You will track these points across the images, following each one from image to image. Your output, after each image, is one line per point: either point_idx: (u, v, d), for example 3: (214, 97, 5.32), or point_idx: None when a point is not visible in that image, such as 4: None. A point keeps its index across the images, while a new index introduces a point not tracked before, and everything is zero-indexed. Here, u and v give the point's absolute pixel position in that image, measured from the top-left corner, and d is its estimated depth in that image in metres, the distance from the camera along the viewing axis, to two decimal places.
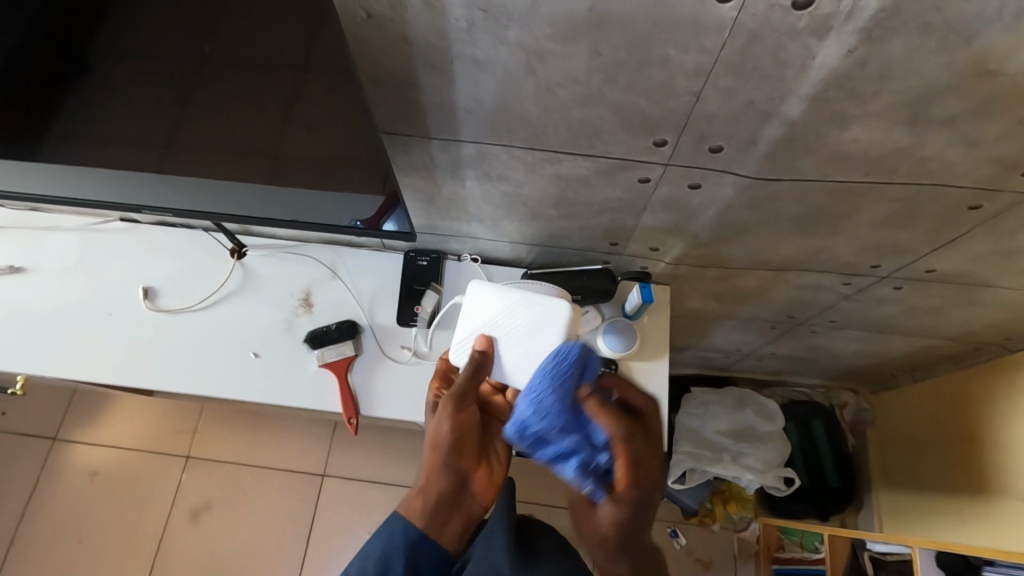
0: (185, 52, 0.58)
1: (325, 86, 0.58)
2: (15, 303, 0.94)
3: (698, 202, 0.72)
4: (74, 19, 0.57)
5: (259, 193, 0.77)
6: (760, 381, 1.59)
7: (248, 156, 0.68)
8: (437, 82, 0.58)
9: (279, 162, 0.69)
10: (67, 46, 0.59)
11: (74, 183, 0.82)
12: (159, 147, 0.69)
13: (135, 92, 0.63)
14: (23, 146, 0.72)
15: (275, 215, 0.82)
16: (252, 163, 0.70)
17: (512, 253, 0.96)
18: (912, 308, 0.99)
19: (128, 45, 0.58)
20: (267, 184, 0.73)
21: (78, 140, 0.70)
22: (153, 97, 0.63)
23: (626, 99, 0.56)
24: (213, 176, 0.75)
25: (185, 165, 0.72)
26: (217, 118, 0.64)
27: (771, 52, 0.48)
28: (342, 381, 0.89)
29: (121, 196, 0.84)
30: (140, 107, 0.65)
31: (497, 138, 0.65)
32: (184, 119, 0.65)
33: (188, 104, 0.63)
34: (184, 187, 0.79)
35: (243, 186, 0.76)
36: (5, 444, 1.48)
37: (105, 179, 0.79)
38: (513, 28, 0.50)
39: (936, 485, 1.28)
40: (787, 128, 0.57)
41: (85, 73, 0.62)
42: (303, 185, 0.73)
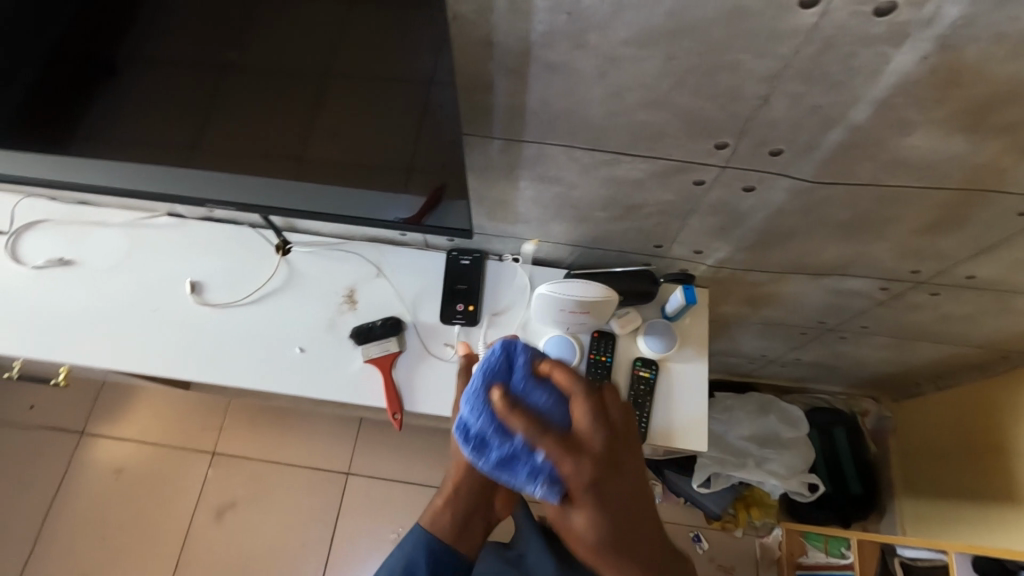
0: (211, 58, 0.66)
1: (343, 92, 0.65)
2: (63, 294, 0.96)
3: (749, 205, 0.74)
4: (106, 28, 0.66)
5: (292, 190, 0.81)
6: (781, 388, 1.60)
7: (272, 154, 0.75)
8: (511, 83, 0.60)
9: (302, 161, 0.75)
10: (99, 54, 0.68)
11: (117, 177, 0.86)
12: (183, 147, 0.77)
13: (159, 92, 0.71)
14: (53, 139, 0.80)
15: (317, 210, 0.86)
16: (276, 162, 0.76)
17: (553, 254, 0.98)
18: (946, 315, 1.00)
19: (159, 49, 0.66)
20: (295, 182, 0.79)
21: (114, 136, 0.77)
22: (176, 98, 0.71)
23: (694, 102, 0.58)
24: (260, 171, 0.79)
25: (207, 164, 0.79)
26: (237, 117, 0.72)
27: (844, 59, 0.51)
28: (387, 377, 0.90)
29: (163, 188, 0.87)
30: (167, 110, 0.73)
31: (560, 139, 0.67)
32: (210, 126, 0.73)
33: (209, 103, 0.71)
34: (211, 188, 0.85)
35: (271, 183, 0.81)
36: (32, 438, 1.49)
37: (136, 174, 0.85)
38: (594, 32, 0.53)
39: (961, 493, 1.29)
40: (850, 133, 0.59)
41: (111, 76, 0.70)
42: (328, 187, 0.79)
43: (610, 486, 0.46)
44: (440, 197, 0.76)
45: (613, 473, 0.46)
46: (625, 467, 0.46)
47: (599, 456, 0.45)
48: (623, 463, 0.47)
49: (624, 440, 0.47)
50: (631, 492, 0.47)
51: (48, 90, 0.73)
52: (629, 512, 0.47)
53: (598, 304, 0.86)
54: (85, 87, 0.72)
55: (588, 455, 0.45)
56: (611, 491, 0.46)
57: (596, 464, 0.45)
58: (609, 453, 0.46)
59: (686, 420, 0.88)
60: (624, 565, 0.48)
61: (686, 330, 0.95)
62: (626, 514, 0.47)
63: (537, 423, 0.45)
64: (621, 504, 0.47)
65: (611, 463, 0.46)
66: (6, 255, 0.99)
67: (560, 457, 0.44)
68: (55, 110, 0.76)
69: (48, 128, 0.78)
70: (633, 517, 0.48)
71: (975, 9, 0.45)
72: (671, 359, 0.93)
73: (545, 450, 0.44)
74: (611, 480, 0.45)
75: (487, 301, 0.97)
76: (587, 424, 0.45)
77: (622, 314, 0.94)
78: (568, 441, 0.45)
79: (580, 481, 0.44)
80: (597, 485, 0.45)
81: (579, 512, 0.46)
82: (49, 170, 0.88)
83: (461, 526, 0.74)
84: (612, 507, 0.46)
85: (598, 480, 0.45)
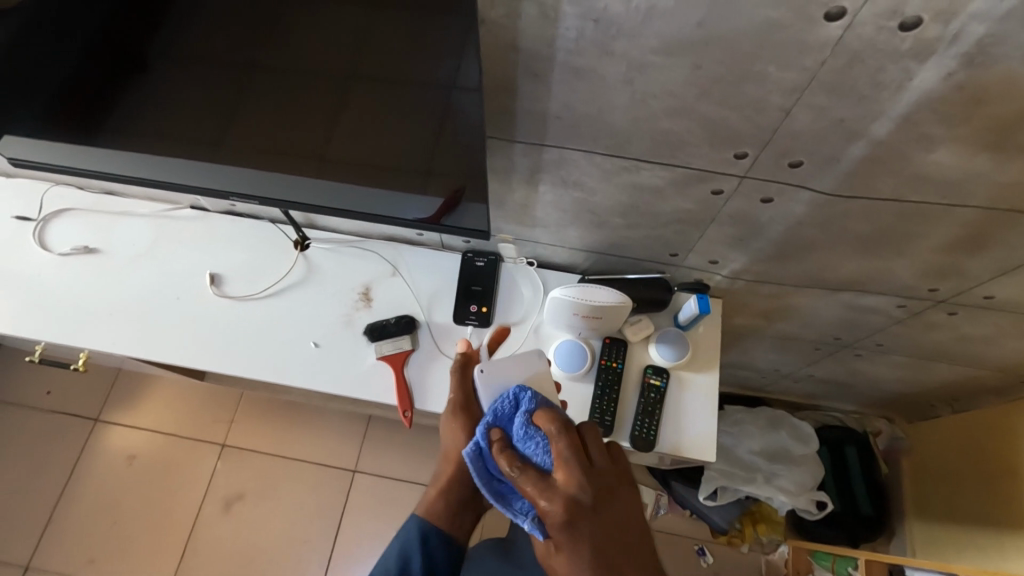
0: (248, 56, 0.67)
1: (368, 93, 0.66)
2: (87, 281, 0.98)
3: (767, 216, 0.74)
4: (145, 23, 0.67)
5: (315, 188, 0.83)
6: (793, 404, 1.59)
7: (299, 152, 0.76)
8: (536, 88, 0.61)
9: (326, 159, 0.77)
10: (139, 48, 0.70)
11: (146, 169, 0.88)
12: (211, 141, 0.78)
13: (194, 87, 0.72)
14: (87, 129, 0.82)
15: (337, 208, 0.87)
16: (302, 160, 0.78)
17: (568, 259, 0.99)
18: (964, 336, 0.98)
19: (196, 44, 0.68)
20: (317, 179, 0.80)
21: (145, 128, 0.79)
22: (210, 93, 0.72)
23: (717, 112, 0.59)
24: (283, 167, 0.80)
25: (233, 158, 0.81)
26: (265, 114, 0.73)
27: (870, 73, 0.51)
28: (399, 374, 0.91)
29: (188, 181, 0.89)
30: (198, 105, 0.74)
31: (581, 144, 0.68)
32: (232, 119, 0.75)
33: (241, 99, 0.72)
34: (231, 182, 0.86)
35: (294, 180, 0.83)
36: (48, 423, 1.52)
37: (162, 167, 0.86)
38: (621, 39, 0.53)
39: (973, 518, 1.26)
40: (873, 147, 0.59)
41: (148, 70, 0.72)
42: (347, 186, 0.80)
43: (587, 525, 0.51)
44: (458, 199, 0.77)
45: (594, 514, 0.52)
46: (612, 504, 0.53)
47: (576, 495, 0.52)
48: (598, 505, 0.52)
49: (603, 495, 0.53)
50: (609, 532, 0.51)
51: (86, 81, 0.75)
52: (609, 536, 0.51)
53: (613, 309, 0.86)
54: (121, 81, 0.74)
55: (563, 493, 0.52)
56: (586, 529, 0.51)
57: (574, 501, 0.52)
58: (594, 492, 0.53)
59: (695, 431, 0.88)
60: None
61: (700, 340, 0.94)
62: (608, 549, 0.51)
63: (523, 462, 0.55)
64: (597, 547, 0.50)
65: (595, 502, 0.52)
66: (35, 240, 1.02)
67: (538, 493, 0.53)
68: (92, 102, 0.78)
69: (84, 119, 0.81)
70: (621, 551, 0.51)
71: (1003, 27, 0.45)
72: (682, 368, 0.93)
73: (529, 489, 0.53)
74: (595, 516, 0.52)
75: (501, 303, 0.98)
76: (567, 465, 0.54)
77: (636, 322, 0.94)
78: (545, 478, 0.54)
79: (553, 519, 0.51)
80: (573, 522, 0.51)
81: (560, 552, 0.51)
82: (81, 161, 0.90)
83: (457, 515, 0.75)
84: (586, 547, 0.50)
85: (573, 520, 0.51)
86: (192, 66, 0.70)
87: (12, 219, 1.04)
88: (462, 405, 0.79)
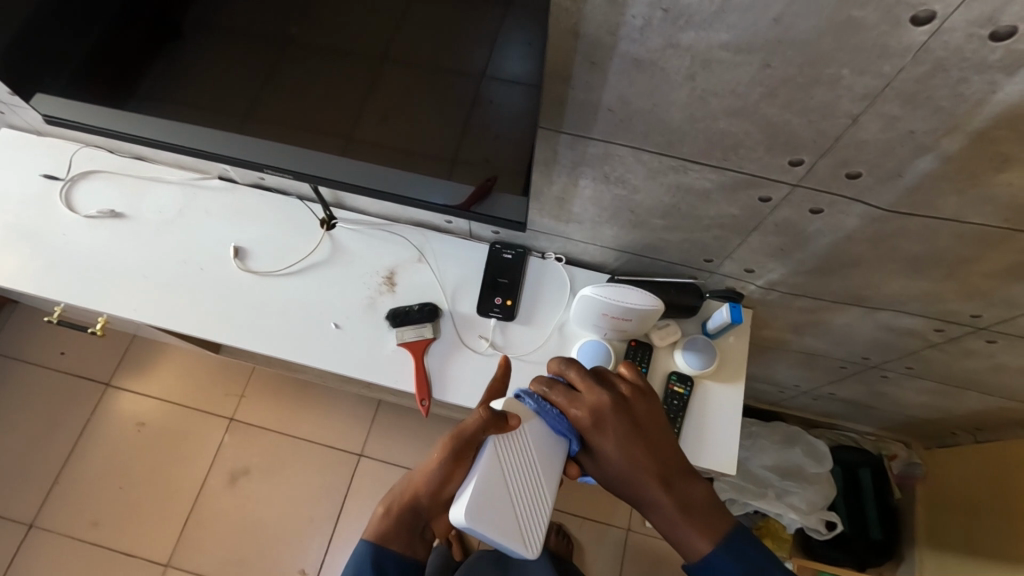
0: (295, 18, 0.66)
1: (405, 76, 0.66)
2: (111, 244, 0.97)
3: (816, 228, 0.71)
4: None
5: (338, 164, 0.82)
6: (808, 421, 1.56)
7: (328, 125, 0.76)
8: (591, 78, 0.59)
9: (357, 134, 0.75)
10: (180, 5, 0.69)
11: (170, 133, 0.87)
12: (244, 106, 0.78)
13: (231, 46, 0.72)
14: (119, 87, 0.82)
15: (358, 183, 0.84)
16: (331, 133, 0.77)
17: (598, 258, 0.96)
18: (1001, 365, 0.95)
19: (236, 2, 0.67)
20: (342, 155, 0.79)
21: (177, 87, 0.79)
22: (248, 55, 0.72)
23: (779, 114, 0.56)
24: (310, 140, 0.79)
25: (261, 127, 0.80)
26: (301, 81, 0.72)
27: (951, 83, 0.49)
28: (419, 362, 0.89)
29: (207, 146, 0.87)
30: (235, 68, 0.74)
31: (629, 140, 0.65)
32: (264, 93, 0.76)
33: (278, 64, 0.72)
34: (255, 152, 0.85)
35: (317, 154, 0.81)
36: (59, 384, 1.52)
37: (187, 132, 0.86)
38: (688, 31, 0.51)
39: (990, 551, 1.22)
40: (940, 163, 0.56)
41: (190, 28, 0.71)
42: (374, 167, 0.80)
43: (618, 421, 0.60)
44: (489, 188, 0.76)
45: (616, 418, 0.61)
46: (625, 401, 0.62)
47: (583, 417, 0.61)
48: (595, 406, 0.61)
49: (603, 405, 0.61)
50: (627, 429, 0.60)
51: (123, 36, 0.75)
52: (628, 438, 0.60)
53: (642, 312, 0.84)
54: (162, 48, 0.75)
55: (589, 404, 0.61)
56: (613, 425, 0.60)
57: (603, 411, 0.61)
58: (607, 402, 0.61)
59: (715, 443, 0.86)
60: (640, 481, 0.59)
61: (727, 350, 0.92)
62: (632, 442, 0.60)
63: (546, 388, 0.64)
64: (624, 438, 0.60)
65: (604, 413, 0.61)
66: (62, 200, 1.01)
67: (567, 406, 0.62)
68: (128, 64, 0.78)
69: (119, 83, 0.81)
70: (631, 437, 0.60)
71: None
72: (708, 378, 0.90)
73: (560, 405, 0.62)
74: (612, 418, 0.60)
75: (526, 297, 0.95)
76: (583, 383, 0.62)
77: (663, 327, 0.92)
78: (571, 397, 0.62)
79: (584, 425, 0.61)
80: (602, 417, 0.61)
81: (602, 435, 0.61)
82: (110, 125, 0.90)
83: (410, 541, 0.65)
84: (619, 446, 0.60)
85: (599, 425, 0.61)
86: (232, 41, 0.71)
87: (40, 177, 1.04)
88: (452, 451, 0.62)
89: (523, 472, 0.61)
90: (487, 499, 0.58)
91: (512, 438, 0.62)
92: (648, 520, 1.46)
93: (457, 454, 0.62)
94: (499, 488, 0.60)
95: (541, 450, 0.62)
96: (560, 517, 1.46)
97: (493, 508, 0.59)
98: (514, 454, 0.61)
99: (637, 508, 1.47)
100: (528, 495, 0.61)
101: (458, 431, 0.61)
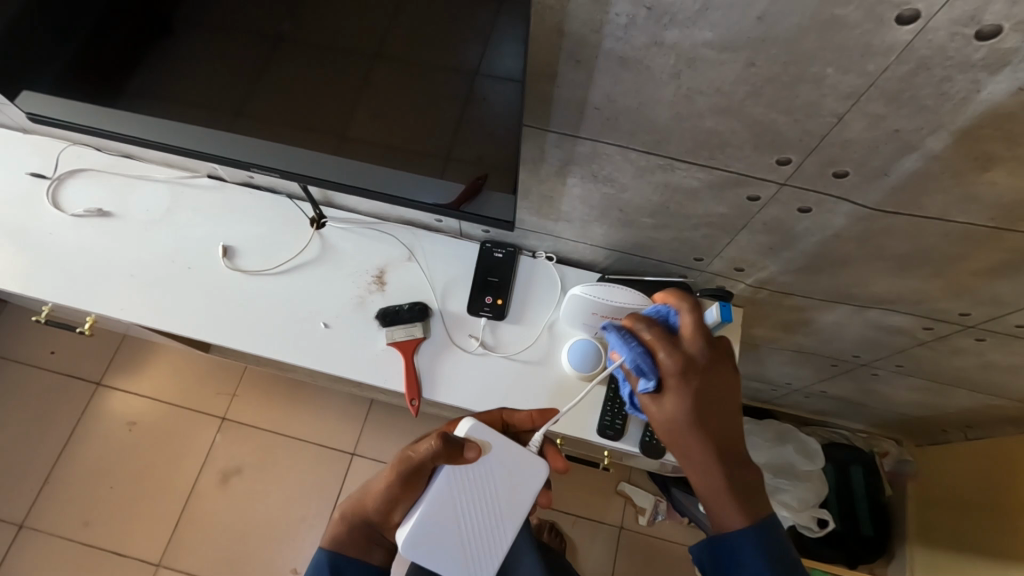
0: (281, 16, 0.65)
1: (390, 75, 0.66)
2: (98, 243, 0.97)
3: (803, 227, 0.71)
4: None
5: (325, 162, 0.81)
6: (800, 419, 1.56)
7: (316, 123, 0.75)
8: (577, 77, 0.59)
9: (344, 132, 0.75)
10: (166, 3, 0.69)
11: (157, 131, 0.87)
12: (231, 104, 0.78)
13: (217, 43, 0.71)
14: (106, 84, 0.81)
15: (347, 182, 0.84)
16: (318, 131, 0.76)
17: (588, 257, 0.96)
18: (989, 363, 0.95)
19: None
20: (330, 153, 0.79)
21: (164, 84, 0.79)
22: (234, 53, 0.72)
23: (765, 113, 0.56)
24: (298, 138, 0.79)
25: (249, 125, 0.80)
26: (288, 79, 0.72)
27: (935, 82, 0.49)
28: (408, 362, 0.89)
29: (195, 144, 0.87)
30: (222, 65, 0.74)
31: (616, 138, 0.65)
32: (251, 92, 0.75)
33: (264, 61, 0.71)
34: (242, 150, 0.85)
35: (305, 152, 0.81)
36: (49, 383, 1.51)
37: (175, 130, 0.85)
38: (673, 29, 0.51)
39: (981, 549, 1.22)
40: (926, 162, 0.56)
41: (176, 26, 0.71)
42: (362, 165, 0.79)
43: (702, 383, 0.58)
44: (478, 187, 0.76)
45: (704, 376, 0.58)
46: (718, 369, 0.58)
47: (674, 363, 0.58)
48: (689, 360, 0.58)
49: (698, 358, 0.58)
50: (709, 395, 0.58)
51: (108, 34, 0.75)
52: (707, 402, 0.58)
53: (633, 311, 0.83)
54: (148, 46, 0.74)
55: (683, 354, 0.58)
56: (700, 384, 0.58)
57: (694, 364, 0.58)
58: (701, 361, 0.58)
59: None
60: (696, 447, 0.57)
61: None
62: (706, 408, 0.57)
63: (649, 322, 0.60)
64: (702, 399, 0.57)
65: (695, 367, 0.58)
66: (48, 199, 1.00)
67: (660, 347, 0.59)
68: (114, 62, 0.77)
69: (106, 81, 0.81)
70: (709, 402, 0.58)
71: None
72: None
73: (653, 342, 0.59)
74: (702, 376, 0.58)
75: (517, 296, 0.95)
76: (693, 334, 0.58)
77: None
78: (671, 339, 0.59)
79: (669, 369, 0.58)
80: (693, 371, 0.58)
81: (682, 387, 0.57)
82: (97, 123, 0.89)
83: (368, 546, 0.67)
84: (698, 405, 0.57)
85: (687, 376, 0.57)
86: (219, 40, 0.71)
87: (27, 176, 1.03)
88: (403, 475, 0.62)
89: (478, 504, 0.63)
90: (432, 525, 0.62)
91: (471, 468, 0.63)
92: (641, 519, 1.46)
93: (409, 477, 0.62)
94: (446, 516, 0.62)
95: (499, 483, 0.63)
96: (553, 516, 1.46)
97: (436, 534, 0.62)
98: (467, 484, 0.62)
99: (630, 506, 1.47)
100: (480, 528, 0.63)
101: (410, 457, 0.62)
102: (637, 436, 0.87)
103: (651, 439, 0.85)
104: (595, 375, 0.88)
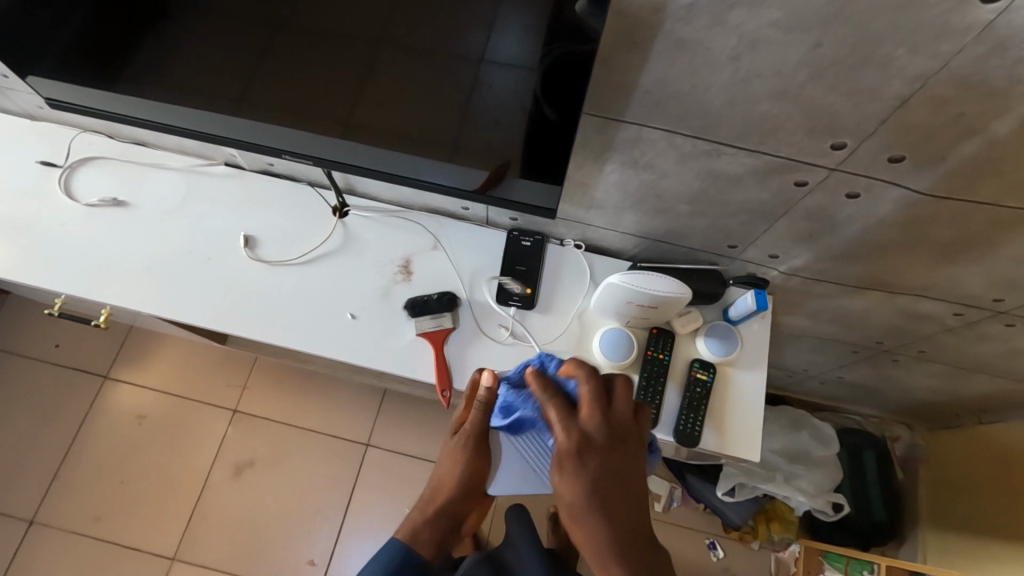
0: None
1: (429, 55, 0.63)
2: (114, 235, 0.94)
3: (847, 213, 0.71)
4: None
5: (345, 147, 0.77)
6: (813, 404, 1.57)
7: (340, 104, 0.71)
8: (630, 60, 0.57)
9: (370, 113, 0.71)
10: None
11: (165, 113, 0.82)
12: (248, 83, 0.74)
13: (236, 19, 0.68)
14: (111, 61, 0.77)
15: (369, 168, 0.80)
16: (341, 114, 0.73)
17: (618, 244, 0.95)
18: (1015, 349, 0.96)
19: None
20: (353, 137, 0.75)
21: (175, 61, 0.74)
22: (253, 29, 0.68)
23: (825, 96, 0.55)
24: (319, 122, 0.75)
25: (266, 106, 0.76)
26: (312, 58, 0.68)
27: (1009, 64, 0.48)
28: (439, 352, 0.87)
29: (206, 128, 0.82)
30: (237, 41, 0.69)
31: (664, 123, 0.64)
32: (273, 72, 0.71)
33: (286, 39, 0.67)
34: (255, 134, 0.80)
35: (324, 136, 0.77)
36: (55, 377, 1.48)
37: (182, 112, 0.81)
38: (739, 9, 0.49)
39: (995, 531, 1.23)
40: (987, 146, 0.56)
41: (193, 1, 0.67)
42: (387, 152, 0.76)
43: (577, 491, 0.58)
44: (502, 174, 0.73)
45: (605, 450, 0.57)
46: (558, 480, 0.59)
47: (584, 424, 0.58)
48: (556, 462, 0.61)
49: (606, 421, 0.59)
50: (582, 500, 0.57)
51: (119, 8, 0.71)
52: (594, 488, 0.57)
53: (670, 299, 0.83)
54: (179, 33, 0.71)
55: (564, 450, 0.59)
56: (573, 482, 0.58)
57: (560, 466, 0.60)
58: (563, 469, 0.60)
59: (737, 432, 0.86)
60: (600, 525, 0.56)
61: (748, 336, 0.92)
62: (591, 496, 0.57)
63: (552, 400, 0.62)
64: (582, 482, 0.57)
65: (611, 442, 0.58)
66: (60, 189, 0.97)
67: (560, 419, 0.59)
68: (123, 38, 0.73)
69: (133, 68, 0.77)
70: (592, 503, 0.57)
71: None
72: (730, 365, 0.90)
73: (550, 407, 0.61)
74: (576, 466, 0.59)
75: (546, 286, 0.94)
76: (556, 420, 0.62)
77: (685, 314, 0.91)
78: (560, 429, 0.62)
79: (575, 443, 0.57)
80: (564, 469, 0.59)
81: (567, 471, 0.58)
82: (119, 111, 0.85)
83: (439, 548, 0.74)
84: (590, 473, 0.56)
85: (582, 453, 0.57)
86: (252, 27, 0.68)
87: (36, 164, 1.00)
88: (473, 441, 0.74)
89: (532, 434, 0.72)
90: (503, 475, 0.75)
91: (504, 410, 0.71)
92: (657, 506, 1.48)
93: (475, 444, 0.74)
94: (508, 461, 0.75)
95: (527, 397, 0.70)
96: None
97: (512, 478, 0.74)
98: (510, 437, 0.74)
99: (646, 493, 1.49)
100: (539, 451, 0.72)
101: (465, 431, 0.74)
102: (671, 425, 0.86)
103: (685, 427, 0.84)
104: (627, 364, 0.88)
